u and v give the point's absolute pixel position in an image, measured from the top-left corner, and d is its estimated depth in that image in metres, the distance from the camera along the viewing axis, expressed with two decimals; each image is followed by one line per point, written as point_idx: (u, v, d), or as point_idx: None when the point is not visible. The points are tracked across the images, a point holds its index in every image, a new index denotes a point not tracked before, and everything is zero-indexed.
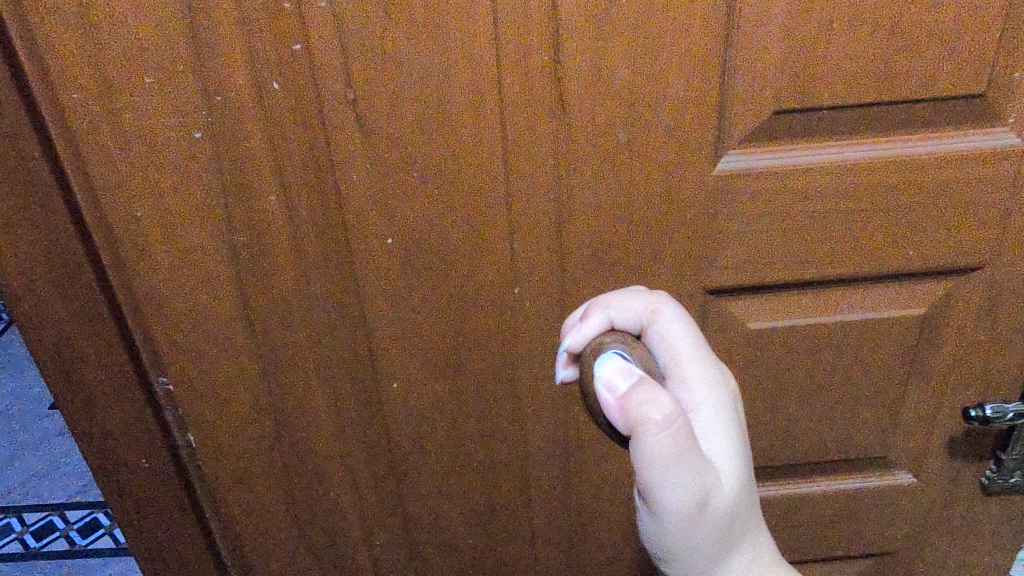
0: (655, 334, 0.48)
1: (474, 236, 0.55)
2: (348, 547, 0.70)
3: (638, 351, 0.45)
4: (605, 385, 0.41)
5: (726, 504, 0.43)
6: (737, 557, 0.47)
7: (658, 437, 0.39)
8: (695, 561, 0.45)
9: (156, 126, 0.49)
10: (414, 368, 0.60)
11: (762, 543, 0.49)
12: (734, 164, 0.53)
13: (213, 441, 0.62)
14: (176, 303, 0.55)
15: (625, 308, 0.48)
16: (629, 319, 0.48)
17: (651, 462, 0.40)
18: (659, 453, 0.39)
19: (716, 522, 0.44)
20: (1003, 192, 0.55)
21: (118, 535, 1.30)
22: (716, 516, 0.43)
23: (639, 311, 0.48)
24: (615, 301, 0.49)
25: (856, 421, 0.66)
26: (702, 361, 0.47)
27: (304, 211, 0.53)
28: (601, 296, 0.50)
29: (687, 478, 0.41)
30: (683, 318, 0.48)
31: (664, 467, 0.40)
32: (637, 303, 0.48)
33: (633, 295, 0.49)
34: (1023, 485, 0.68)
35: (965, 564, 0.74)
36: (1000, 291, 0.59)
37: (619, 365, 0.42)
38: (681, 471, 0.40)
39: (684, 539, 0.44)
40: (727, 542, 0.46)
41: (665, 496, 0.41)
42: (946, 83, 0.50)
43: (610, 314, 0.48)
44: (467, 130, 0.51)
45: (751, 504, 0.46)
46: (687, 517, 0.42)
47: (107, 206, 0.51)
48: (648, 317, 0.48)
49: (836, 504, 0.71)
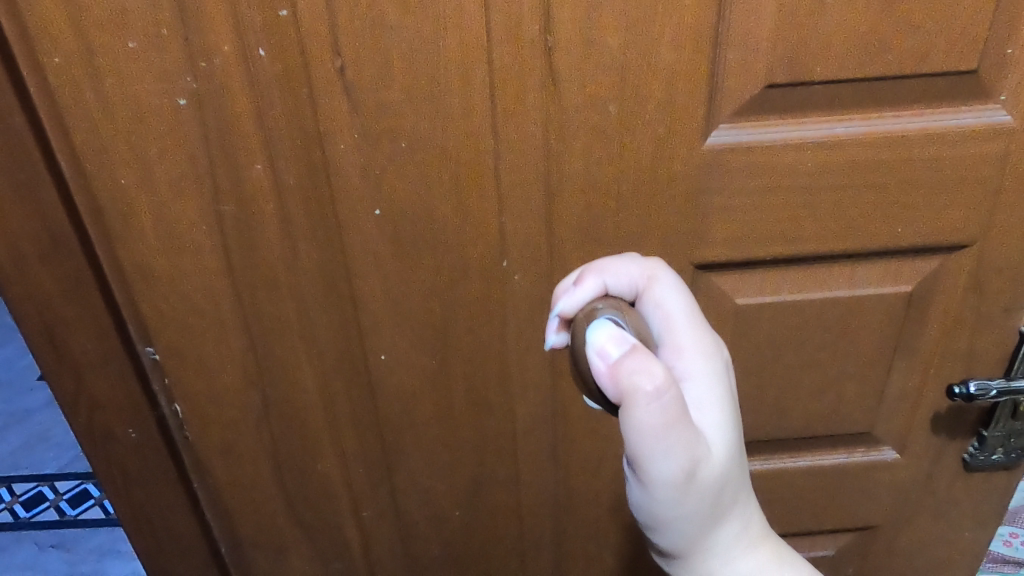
0: (651, 302, 0.43)
1: (462, 209, 0.54)
2: (338, 512, 0.71)
3: (631, 317, 0.40)
4: (597, 350, 0.37)
5: (720, 479, 0.40)
6: (728, 532, 0.43)
7: (649, 408, 0.34)
8: (686, 536, 0.42)
9: (139, 94, 0.48)
10: (402, 338, 0.60)
11: (756, 519, 0.45)
12: (725, 138, 0.52)
13: (202, 406, 0.63)
14: (164, 269, 0.55)
15: (620, 272, 0.43)
16: (624, 285, 0.43)
17: (640, 436, 0.35)
18: (650, 425, 0.35)
19: (709, 498, 0.40)
20: (995, 172, 0.54)
21: (106, 505, 1.40)
22: (708, 491, 0.39)
23: (635, 277, 0.43)
24: (610, 266, 0.44)
25: (841, 396, 0.66)
26: (700, 329, 0.42)
27: (290, 181, 0.52)
28: (595, 260, 0.45)
29: (679, 451, 0.37)
30: (681, 286, 0.43)
31: (654, 438, 0.36)
32: (632, 267, 0.44)
33: (628, 260, 0.44)
34: (1004, 462, 0.68)
35: (945, 539, 0.75)
36: (990, 271, 0.59)
37: (612, 332, 0.38)
38: (671, 445, 0.36)
39: (673, 514, 0.40)
40: (720, 518, 0.42)
41: (654, 469, 0.37)
42: (942, 58, 0.50)
43: (605, 279, 0.43)
44: (455, 101, 0.50)
45: (741, 479, 0.42)
46: (677, 492, 0.38)
47: (93, 172, 0.51)
48: (644, 284, 0.43)
49: (821, 479, 0.72)
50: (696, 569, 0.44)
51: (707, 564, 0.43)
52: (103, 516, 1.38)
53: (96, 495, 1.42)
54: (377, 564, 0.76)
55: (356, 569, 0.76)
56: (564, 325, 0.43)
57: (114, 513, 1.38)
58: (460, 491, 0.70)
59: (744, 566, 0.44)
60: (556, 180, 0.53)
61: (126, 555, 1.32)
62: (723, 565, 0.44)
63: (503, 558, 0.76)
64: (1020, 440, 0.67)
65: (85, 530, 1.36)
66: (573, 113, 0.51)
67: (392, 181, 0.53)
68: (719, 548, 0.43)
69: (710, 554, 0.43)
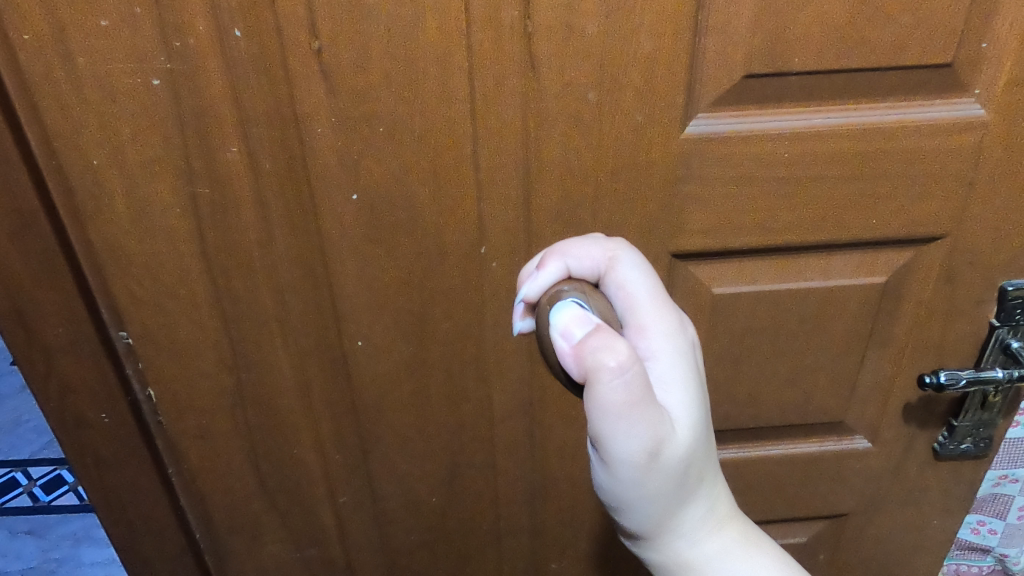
0: (614, 283, 0.42)
1: (440, 194, 0.54)
2: (314, 498, 0.71)
3: (596, 300, 0.40)
4: (561, 332, 0.37)
5: (685, 459, 0.40)
6: (694, 513, 0.43)
7: (612, 384, 0.35)
8: (653, 517, 0.42)
9: (111, 73, 0.47)
10: (378, 324, 0.60)
11: (723, 500, 0.45)
12: (703, 128, 0.52)
13: (175, 392, 0.63)
14: (135, 252, 0.55)
15: (583, 254, 0.43)
16: (587, 267, 0.43)
17: (604, 414, 0.35)
18: (614, 403, 0.35)
19: (674, 479, 0.40)
20: (969, 165, 0.55)
21: (81, 492, 1.39)
22: (673, 471, 0.40)
23: (597, 259, 0.43)
24: (572, 248, 0.43)
25: (814, 386, 0.67)
26: (665, 309, 0.42)
27: (265, 164, 0.52)
28: (559, 242, 0.44)
29: (643, 430, 0.37)
30: (645, 265, 0.43)
31: (618, 417, 0.36)
32: (594, 248, 0.43)
33: (590, 241, 0.44)
34: (973, 451, 0.69)
35: (915, 526, 0.76)
36: (962, 263, 0.59)
37: (576, 314, 0.38)
38: (635, 423, 0.36)
39: (639, 495, 0.40)
40: (686, 499, 0.42)
41: (618, 448, 0.37)
42: (918, 51, 0.50)
43: (567, 262, 0.43)
44: (433, 86, 0.49)
45: (708, 459, 0.42)
46: (642, 471, 0.38)
47: (63, 153, 0.50)
48: (607, 266, 0.43)
49: (794, 468, 0.73)
50: (663, 550, 0.44)
51: (673, 545, 0.44)
52: (78, 503, 1.37)
53: (70, 481, 1.41)
54: (353, 550, 0.76)
55: (332, 555, 0.76)
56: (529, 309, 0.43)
57: (88, 500, 1.37)
58: (436, 477, 0.70)
59: (710, 546, 0.44)
60: (535, 168, 0.53)
61: (100, 541, 1.30)
62: (689, 546, 0.44)
63: (479, 544, 0.77)
64: (989, 430, 0.68)
65: (60, 516, 1.35)
66: (551, 100, 0.50)
67: (369, 165, 0.52)
68: (685, 528, 0.44)
69: (676, 535, 0.44)
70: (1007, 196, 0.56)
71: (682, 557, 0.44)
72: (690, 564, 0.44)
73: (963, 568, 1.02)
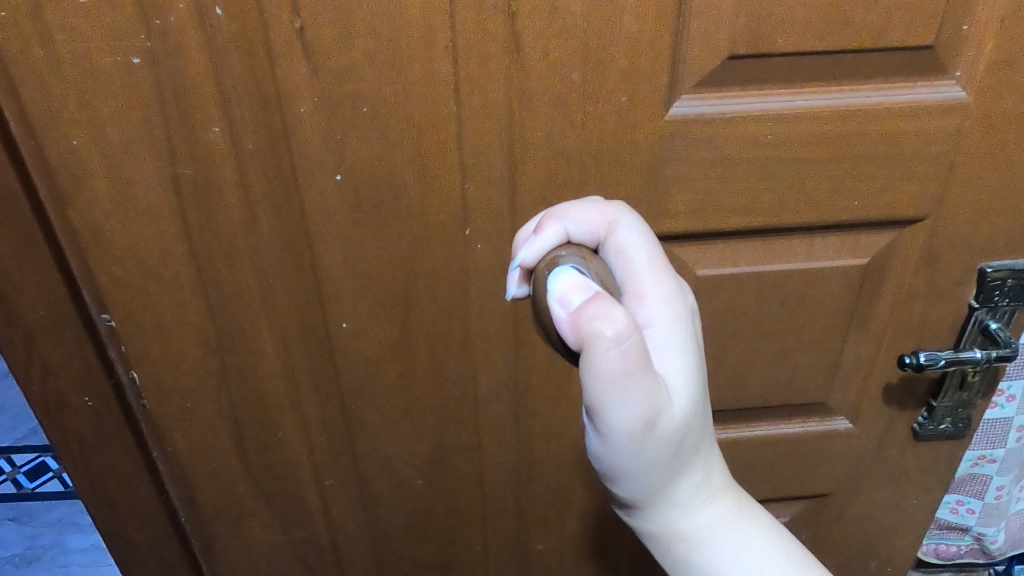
0: (613, 247, 0.42)
1: (423, 175, 0.54)
2: (300, 480, 0.71)
3: (593, 266, 0.41)
4: (558, 299, 0.38)
5: (680, 430, 0.40)
6: (688, 483, 0.44)
7: (609, 354, 0.35)
8: (647, 487, 0.42)
9: (91, 51, 0.47)
10: (362, 305, 0.60)
11: (717, 471, 0.46)
12: (687, 109, 0.52)
13: (158, 375, 0.62)
14: (116, 233, 0.54)
15: (581, 218, 0.44)
16: (585, 232, 0.44)
17: (600, 383, 0.36)
18: (610, 372, 0.35)
19: (670, 449, 0.40)
20: (950, 147, 0.55)
21: (65, 479, 1.39)
22: (668, 441, 0.40)
23: (595, 224, 0.43)
24: (570, 212, 0.44)
25: (796, 367, 0.68)
26: (663, 275, 0.42)
27: (248, 144, 0.51)
28: (557, 207, 0.45)
29: (638, 401, 0.37)
30: (644, 229, 0.43)
31: (614, 387, 0.36)
32: (593, 212, 0.44)
33: (589, 205, 0.44)
34: (952, 432, 0.70)
35: (893, 506, 0.78)
36: (943, 246, 0.60)
37: (574, 281, 0.38)
38: (631, 394, 0.36)
39: (635, 465, 0.40)
40: (680, 470, 0.43)
41: (613, 418, 0.37)
42: (899, 34, 0.50)
43: (566, 225, 0.44)
44: (417, 66, 0.49)
45: (703, 429, 0.42)
46: (638, 442, 0.39)
47: (43, 132, 0.50)
48: (606, 230, 0.43)
49: (776, 448, 0.74)
50: (655, 520, 0.44)
51: (666, 515, 0.44)
52: (62, 490, 1.36)
53: (54, 469, 1.41)
54: (339, 532, 0.76)
55: (318, 537, 0.76)
56: (525, 276, 0.44)
57: (72, 487, 1.36)
58: (422, 459, 0.71)
59: (703, 517, 0.45)
60: (519, 149, 0.53)
61: (86, 528, 1.30)
62: (683, 516, 0.44)
63: (465, 525, 0.77)
64: (967, 410, 0.69)
65: (44, 503, 1.35)
66: (535, 81, 0.50)
67: (353, 145, 0.52)
68: (678, 499, 0.44)
69: (670, 506, 0.44)
70: (987, 179, 0.57)
71: (675, 527, 0.44)
72: (683, 535, 0.45)
73: (943, 547, 1.06)
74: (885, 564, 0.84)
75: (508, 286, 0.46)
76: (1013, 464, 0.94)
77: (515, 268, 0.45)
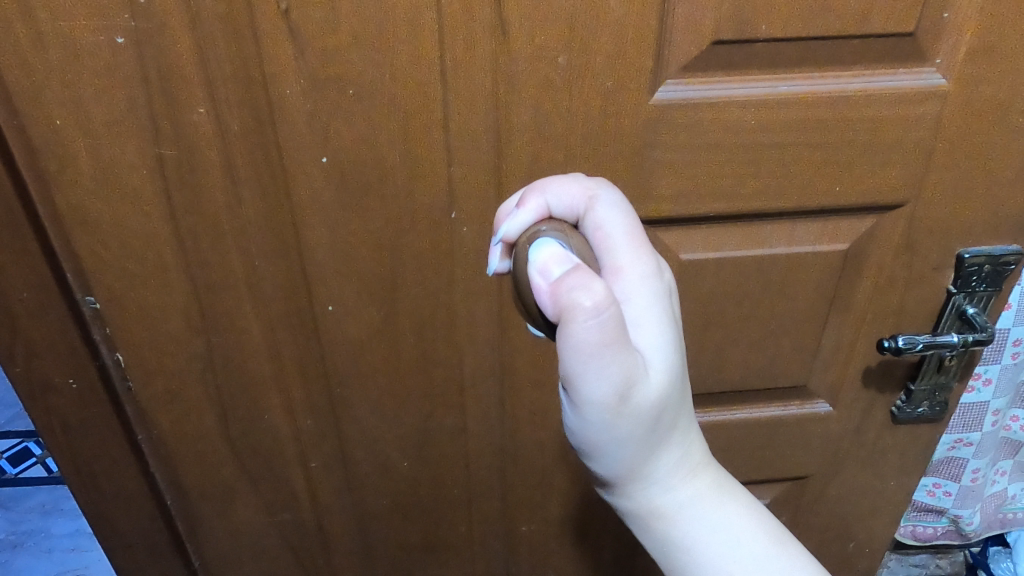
0: (591, 222, 0.42)
1: (409, 158, 0.54)
2: (285, 462, 0.71)
3: (574, 239, 0.41)
4: (539, 270, 0.38)
5: (657, 405, 0.40)
6: (667, 461, 0.45)
7: (587, 325, 0.35)
8: (624, 461, 0.43)
9: (73, 30, 0.47)
10: (348, 289, 0.60)
11: (696, 449, 0.46)
12: (672, 94, 0.53)
13: (143, 358, 0.62)
14: (101, 215, 0.54)
15: (561, 192, 0.43)
16: (565, 207, 0.43)
17: (576, 355, 0.36)
18: (586, 344, 0.35)
19: (645, 423, 0.41)
20: (929, 134, 0.56)
21: (49, 464, 1.38)
22: (644, 415, 0.40)
23: (576, 198, 0.43)
24: (552, 185, 0.44)
25: (777, 351, 0.69)
26: (641, 251, 0.42)
27: (234, 126, 0.51)
28: (540, 180, 0.45)
29: (614, 371, 0.37)
30: (624, 205, 0.43)
31: (590, 358, 0.36)
32: (574, 187, 0.43)
33: (571, 180, 0.44)
34: (929, 415, 0.72)
35: (871, 488, 0.79)
36: (922, 232, 0.61)
37: (555, 252, 0.39)
38: (608, 365, 0.37)
39: (611, 437, 0.41)
40: (658, 446, 0.43)
41: (588, 389, 0.38)
42: (880, 21, 0.51)
43: (547, 199, 0.44)
44: (402, 48, 0.49)
45: (680, 406, 0.43)
46: (611, 414, 0.39)
47: (26, 112, 0.49)
48: (585, 205, 0.43)
49: (757, 431, 0.75)
50: (634, 496, 0.45)
51: (645, 491, 0.45)
52: (46, 475, 1.36)
53: (37, 454, 1.40)
54: (324, 514, 0.76)
55: (304, 520, 0.76)
56: (507, 249, 0.44)
57: (57, 472, 1.36)
58: (407, 441, 0.71)
59: (682, 494, 0.45)
60: (504, 133, 0.54)
61: (70, 513, 1.30)
62: (662, 493, 0.45)
63: (450, 507, 0.78)
64: (944, 394, 0.70)
65: (28, 487, 1.34)
66: (521, 63, 0.51)
67: (339, 128, 0.52)
68: (656, 475, 0.45)
69: (649, 483, 0.45)
70: (965, 166, 0.57)
71: (653, 503, 0.45)
72: (661, 512, 0.45)
73: (920, 529, 1.09)
74: (862, 545, 0.85)
75: (489, 259, 0.46)
76: (988, 447, 0.96)
77: (498, 243, 0.45)
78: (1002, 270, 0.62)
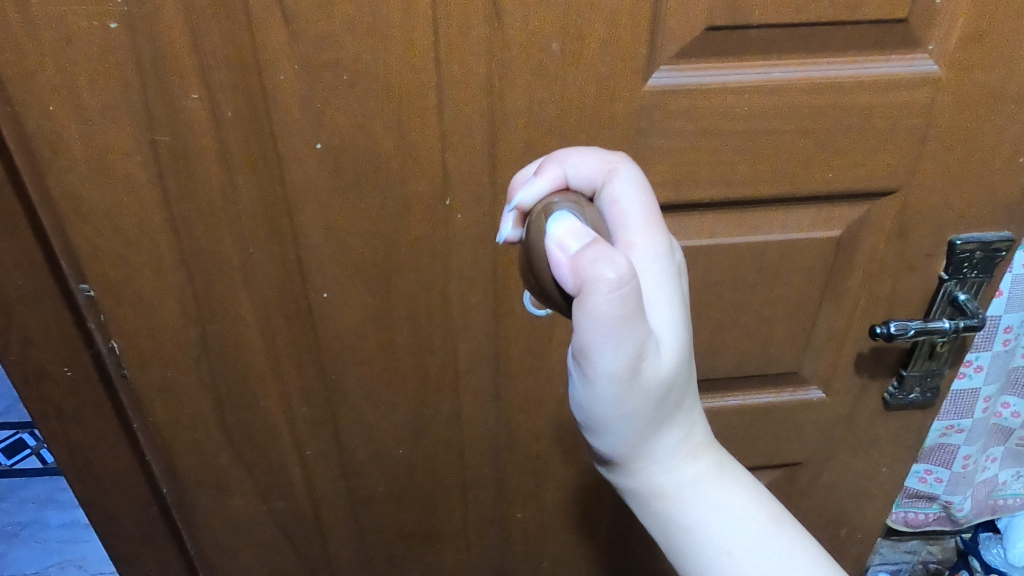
0: (608, 197, 0.43)
1: (404, 143, 0.54)
2: (281, 450, 0.72)
3: (589, 212, 0.41)
4: (557, 243, 0.38)
5: (666, 382, 0.41)
6: (670, 440, 0.45)
7: (608, 297, 0.35)
8: (627, 439, 0.43)
9: (64, 14, 0.46)
10: (343, 276, 0.61)
11: (699, 429, 0.47)
12: (666, 80, 0.53)
13: (137, 346, 0.62)
14: (94, 203, 0.54)
15: (581, 164, 0.44)
16: (584, 180, 0.44)
17: (595, 327, 0.36)
18: (607, 316, 0.35)
19: (654, 399, 0.41)
20: (922, 120, 0.56)
21: (44, 455, 1.38)
22: (652, 392, 0.40)
23: (595, 171, 0.44)
24: (571, 157, 0.45)
25: (770, 337, 0.69)
26: (655, 230, 0.43)
27: (228, 111, 0.51)
28: (557, 151, 0.45)
29: (628, 345, 0.37)
30: (642, 182, 0.44)
31: (608, 330, 0.36)
32: (593, 159, 0.44)
33: (590, 152, 0.45)
34: (920, 401, 0.72)
35: (864, 474, 0.80)
36: (914, 219, 0.61)
37: (572, 226, 0.39)
38: (623, 339, 0.37)
39: (618, 411, 0.41)
40: (663, 424, 0.43)
41: (602, 362, 0.38)
42: (872, 7, 0.51)
43: (565, 169, 0.44)
44: (396, 33, 0.49)
45: (686, 384, 0.43)
46: (622, 388, 0.39)
47: (19, 98, 0.49)
48: (604, 179, 0.43)
49: (750, 418, 0.75)
50: (637, 476, 0.45)
51: (647, 471, 0.45)
52: (40, 466, 1.36)
53: (31, 445, 1.40)
54: (320, 501, 0.77)
55: (300, 507, 0.77)
56: (521, 219, 0.43)
57: (52, 463, 1.36)
58: (402, 428, 0.72)
59: (683, 474, 0.46)
60: (499, 120, 0.54)
61: (66, 503, 1.30)
62: (664, 473, 0.45)
63: (446, 494, 0.78)
64: (936, 380, 0.70)
65: (22, 479, 1.34)
66: (515, 49, 0.51)
67: (333, 114, 0.52)
68: (659, 455, 0.45)
69: (651, 462, 0.45)
70: (957, 153, 0.58)
71: (655, 483, 0.45)
72: (662, 491, 0.45)
73: (911, 515, 1.10)
74: (855, 530, 0.86)
75: (500, 227, 0.45)
76: (979, 434, 0.97)
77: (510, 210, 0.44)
78: (993, 256, 0.63)
